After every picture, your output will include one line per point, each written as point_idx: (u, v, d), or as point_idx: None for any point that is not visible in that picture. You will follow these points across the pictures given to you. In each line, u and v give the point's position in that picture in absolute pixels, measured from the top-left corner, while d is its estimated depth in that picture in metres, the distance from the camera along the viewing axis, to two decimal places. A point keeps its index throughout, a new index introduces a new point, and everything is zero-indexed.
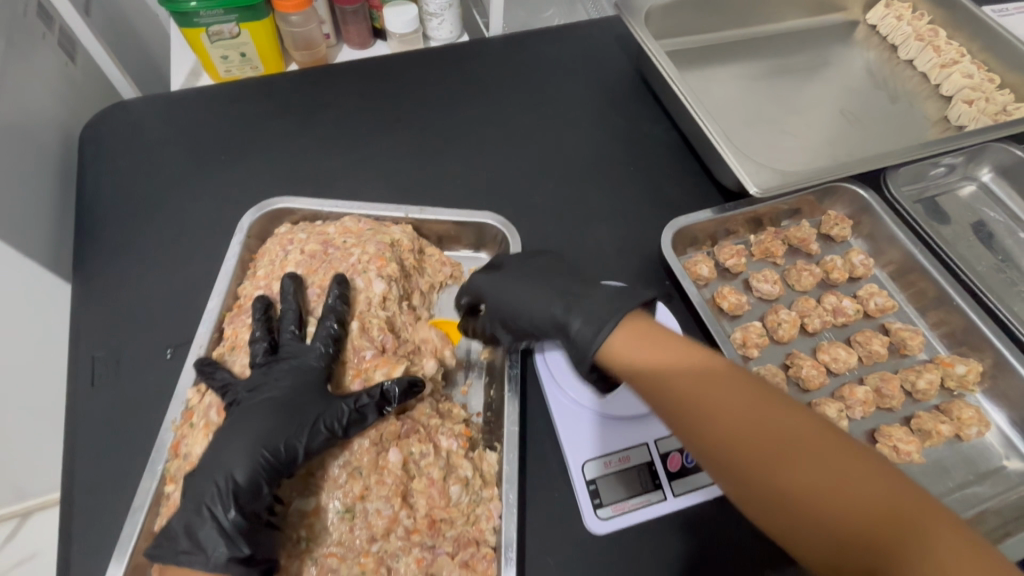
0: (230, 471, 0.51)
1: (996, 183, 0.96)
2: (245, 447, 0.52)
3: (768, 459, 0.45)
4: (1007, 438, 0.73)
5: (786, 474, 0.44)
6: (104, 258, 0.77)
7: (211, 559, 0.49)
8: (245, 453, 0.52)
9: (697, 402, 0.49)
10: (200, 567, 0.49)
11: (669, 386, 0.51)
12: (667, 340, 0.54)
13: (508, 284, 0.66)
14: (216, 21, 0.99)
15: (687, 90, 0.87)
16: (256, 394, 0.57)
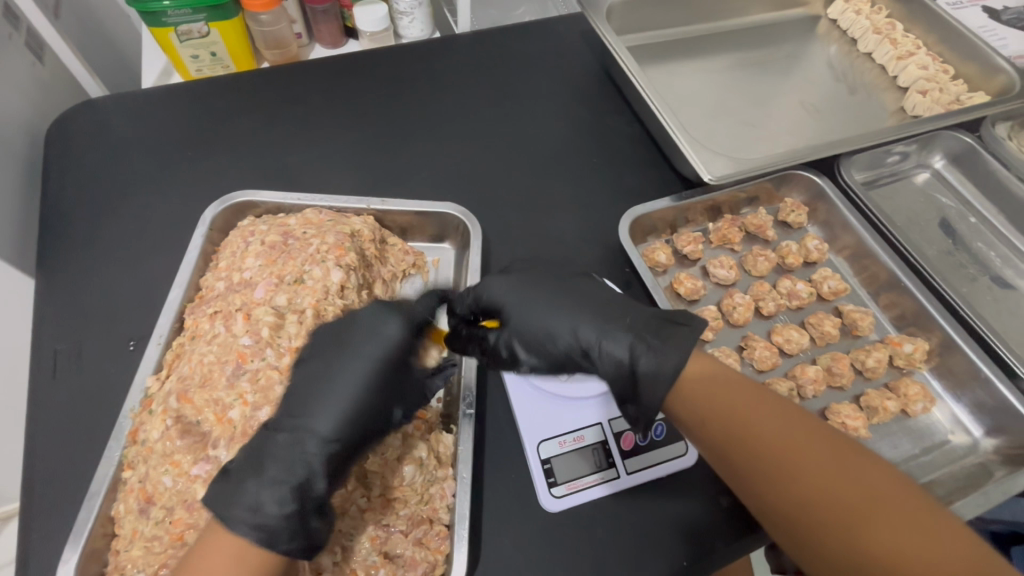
0: (323, 435, 0.50)
1: (948, 170, 0.99)
2: (341, 415, 0.51)
3: (839, 517, 0.47)
4: (953, 414, 0.76)
5: (804, 495, 0.48)
6: (70, 254, 0.77)
7: (271, 523, 0.46)
8: (341, 420, 0.51)
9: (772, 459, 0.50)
10: (252, 529, 0.46)
11: (743, 438, 0.51)
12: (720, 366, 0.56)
13: (523, 295, 0.63)
14: (185, 20, 0.99)
15: (645, 83, 0.89)
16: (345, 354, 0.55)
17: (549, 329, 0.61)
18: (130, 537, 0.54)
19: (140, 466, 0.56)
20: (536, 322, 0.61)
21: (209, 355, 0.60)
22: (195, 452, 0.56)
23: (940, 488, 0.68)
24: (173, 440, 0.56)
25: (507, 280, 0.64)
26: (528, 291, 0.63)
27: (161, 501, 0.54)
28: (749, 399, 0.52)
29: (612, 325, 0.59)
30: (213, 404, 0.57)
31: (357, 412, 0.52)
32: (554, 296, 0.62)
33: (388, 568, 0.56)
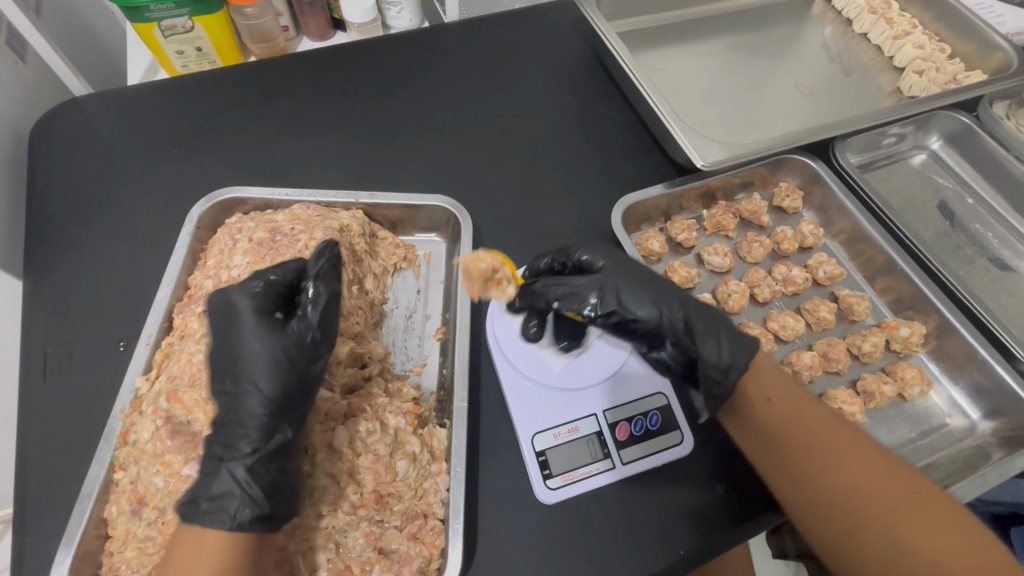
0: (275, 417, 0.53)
1: (945, 151, 0.98)
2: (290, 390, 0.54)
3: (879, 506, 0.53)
4: (952, 398, 0.75)
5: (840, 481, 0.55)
6: (58, 255, 0.77)
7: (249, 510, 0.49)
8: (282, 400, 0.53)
9: (813, 464, 0.57)
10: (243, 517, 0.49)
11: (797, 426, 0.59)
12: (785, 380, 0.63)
13: (628, 265, 0.64)
14: (169, 15, 0.97)
15: (637, 69, 0.87)
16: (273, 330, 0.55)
17: (647, 303, 0.61)
18: (123, 538, 0.54)
19: (131, 467, 0.56)
20: (640, 293, 0.61)
21: (198, 355, 0.60)
22: (185, 452, 0.56)
23: (938, 472, 0.68)
24: (164, 440, 0.56)
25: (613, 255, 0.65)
26: (633, 269, 0.64)
27: (153, 502, 0.54)
28: (800, 402, 0.61)
29: (694, 311, 0.63)
30: (203, 404, 0.57)
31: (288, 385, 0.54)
32: (648, 275, 0.64)
33: (383, 564, 0.55)
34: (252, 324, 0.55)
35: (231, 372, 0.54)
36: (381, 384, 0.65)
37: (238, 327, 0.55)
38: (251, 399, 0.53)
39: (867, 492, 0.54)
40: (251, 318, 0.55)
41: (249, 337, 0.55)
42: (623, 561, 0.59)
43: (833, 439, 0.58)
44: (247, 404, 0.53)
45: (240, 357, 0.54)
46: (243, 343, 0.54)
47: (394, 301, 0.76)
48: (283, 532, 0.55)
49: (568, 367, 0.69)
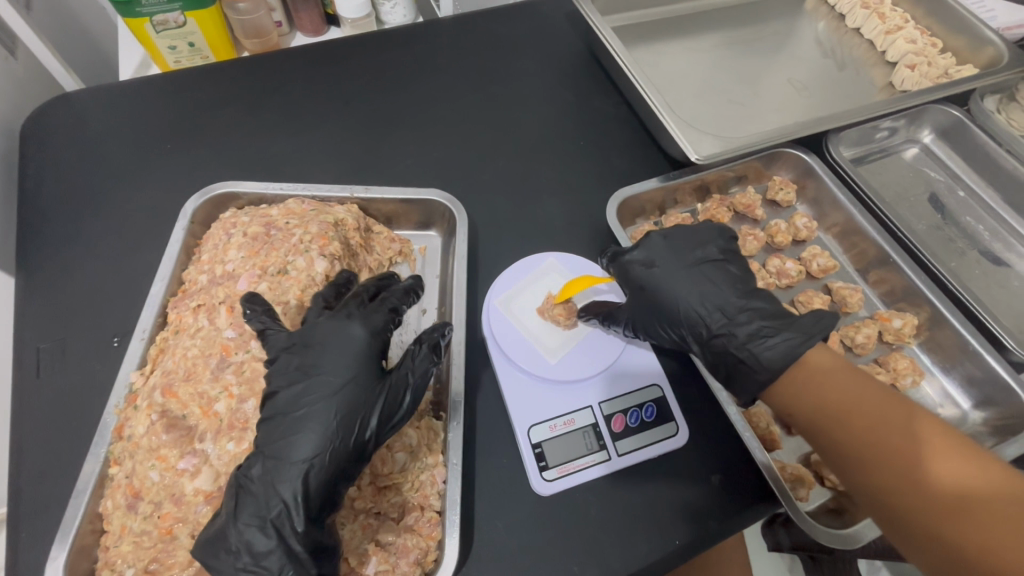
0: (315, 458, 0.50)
1: (937, 144, 0.98)
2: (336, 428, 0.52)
3: (931, 503, 0.48)
4: (943, 389, 0.76)
5: (879, 476, 0.51)
6: (50, 252, 0.76)
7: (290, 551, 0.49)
8: (325, 438, 0.51)
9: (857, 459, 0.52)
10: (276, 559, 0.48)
11: (828, 423, 0.55)
12: (825, 363, 0.57)
13: (661, 275, 0.66)
14: (161, 10, 0.96)
15: (631, 63, 0.88)
16: (332, 366, 0.54)
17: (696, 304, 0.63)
18: (118, 532, 0.54)
19: (126, 462, 0.56)
20: (688, 294, 0.64)
21: (193, 349, 0.59)
22: (181, 445, 0.56)
23: None
24: (159, 434, 0.56)
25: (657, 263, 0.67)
26: (679, 270, 0.66)
27: (148, 496, 0.54)
28: (835, 391, 0.55)
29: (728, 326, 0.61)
30: (197, 398, 0.57)
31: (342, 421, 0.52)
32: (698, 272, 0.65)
33: (380, 556, 0.55)
34: (339, 335, 0.56)
35: (296, 405, 0.53)
36: None
37: (326, 344, 0.56)
38: (314, 435, 0.51)
39: (927, 488, 0.49)
40: (334, 330, 0.56)
41: (329, 354, 0.55)
42: (619, 552, 0.60)
43: (884, 424, 0.52)
44: (296, 444, 0.51)
45: (325, 377, 0.54)
46: (327, 364, 0.54)
47: None
48: None
49: (564, 360, 0.69)
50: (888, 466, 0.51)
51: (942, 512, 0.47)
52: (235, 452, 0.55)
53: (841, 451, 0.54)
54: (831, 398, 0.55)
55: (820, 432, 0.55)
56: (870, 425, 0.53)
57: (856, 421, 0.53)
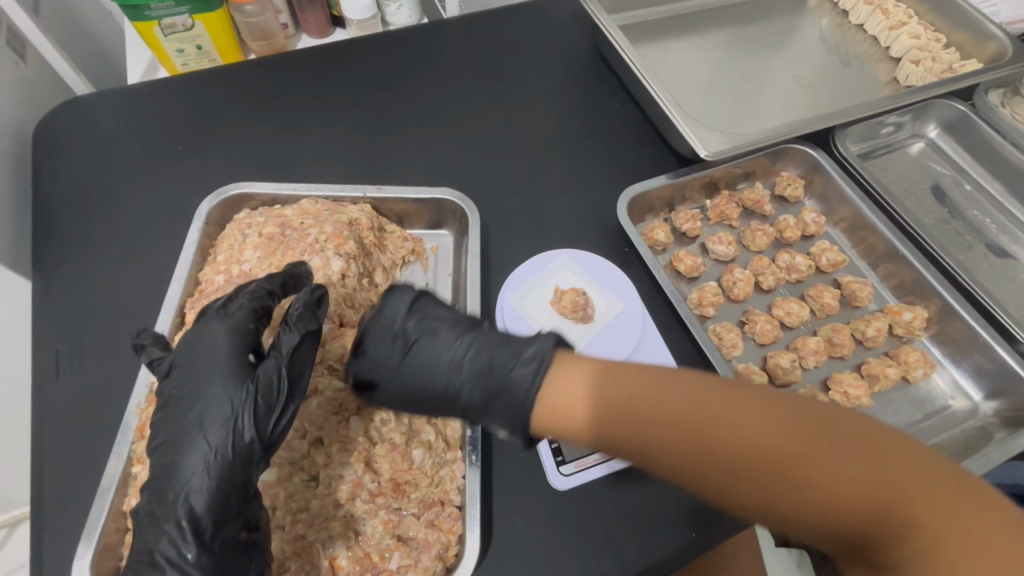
0: (194, 480, 0.47)
1: (942, 138, 0.99)
2: (203, 444, 0.48)
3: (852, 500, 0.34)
4: (954, 380, 0.77)
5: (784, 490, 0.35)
6: (65, 254, 0.77)
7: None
8: (200, 457, 0.48)
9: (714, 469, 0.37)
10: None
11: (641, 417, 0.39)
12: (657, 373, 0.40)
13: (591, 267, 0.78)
14: (169, 13, 0.96)
15: (639, 61, 0.88)
16: (199, 374, 0.51)
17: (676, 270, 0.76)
18: None
19: (150, 461, 0.57)
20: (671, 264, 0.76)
21: None
22: None
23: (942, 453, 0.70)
24: None
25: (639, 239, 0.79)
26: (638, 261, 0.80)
27: None
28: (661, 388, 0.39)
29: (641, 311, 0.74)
30: None
31: (211, 436, 0.48)
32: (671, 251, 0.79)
33: (403, 551, 0.56)
34: (206, 339, 0.53)
35: (172, 426, 0.50)
36: None
37: (192, 353, 0.52)
38: (194, 456, 0.48)
39: (853, 488, 0.34)
40: (200, 339, 0.53)
41: (190, 367, 0.51)
42: (638, 545, 0.60)
43: (742, 411, 0.37)
44: (179, 470, 0.48)
45: (197, 391, 0.50)
46: (195, 375, 0.51)
47: None
48: (301, 522, 0.55)
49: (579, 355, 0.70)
50: (797, 478, 0.34)
51: (926, 515, 0.33)
52: None
53: (687, 454, 0.37)
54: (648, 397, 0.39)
55: (660, 442, 0.38)
56: (716, 425, 0.37)
57: (644, 408, 0.39)
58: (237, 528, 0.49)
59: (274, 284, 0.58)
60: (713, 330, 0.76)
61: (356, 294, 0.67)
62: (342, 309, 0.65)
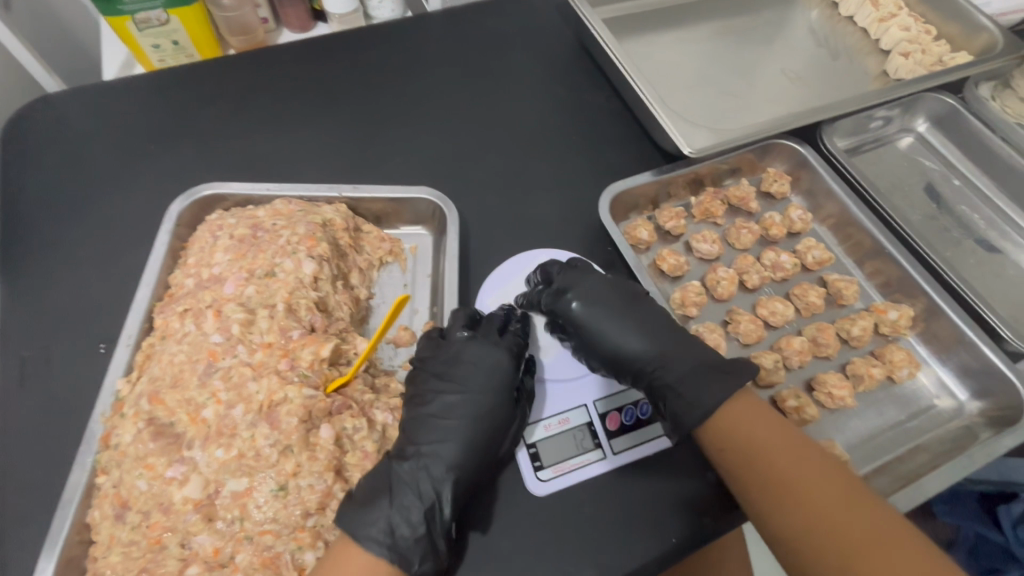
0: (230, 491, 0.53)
1: (931, 133, 0.98)
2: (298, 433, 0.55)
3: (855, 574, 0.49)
4: (940, 379, 0.76)
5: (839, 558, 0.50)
6: (33, 257, 0.75)
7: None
8: (241, 469, 0.53)
9: (779, 506, 0.54)
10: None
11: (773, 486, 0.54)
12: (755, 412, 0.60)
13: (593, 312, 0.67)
14: (143, 8, 0.93)
15: (622, 56, 0.86)
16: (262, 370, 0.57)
17: (625, 340, 0.65)
18: (108, 543, 0.53)
19: (114, 471, 0.55)
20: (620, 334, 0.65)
21: (180, 355, 0.58)
22: (169, 453, 0.54)
23: (925, 454, 0.69)
24: (146, 442, 0.55)
25: (585, 275, 0.70)
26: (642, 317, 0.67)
27: (137, 506, 0.53)
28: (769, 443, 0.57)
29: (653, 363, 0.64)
30: (185, 404, 0.56)
31: (311, 422, 0.56)
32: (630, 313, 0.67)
33: None
34: (468, 350, 0.64)
35: (209, 441, 0.54)
36: (366, 380, 0.63)
37: (455, 364, 0.63)
38: (491, 439, 0.59)
39: (853, 524, 0.51)
40: (481, 352, 0.63)
41: (486, 376, 0.62)
42: (616, 550, 0.59)
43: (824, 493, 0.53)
44: (444, 457, 0.58)
45: (457, 390, 0.62)
46: (470, 383, 0.62)
47: (380, 298, 0.75)
48: (269, 534, 0.52)
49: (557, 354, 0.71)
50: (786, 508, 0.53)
51: (888, 545, 0.49)
52: (224, 459, 0.54)
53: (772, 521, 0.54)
54: (773, 456, 0.56)
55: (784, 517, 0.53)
56: (791, 478, 0.55)
57: (762, 461, 0.56)
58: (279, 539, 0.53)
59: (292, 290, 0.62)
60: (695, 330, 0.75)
61: (329, 298, 0.66)
62: (314, 313, 0.62)
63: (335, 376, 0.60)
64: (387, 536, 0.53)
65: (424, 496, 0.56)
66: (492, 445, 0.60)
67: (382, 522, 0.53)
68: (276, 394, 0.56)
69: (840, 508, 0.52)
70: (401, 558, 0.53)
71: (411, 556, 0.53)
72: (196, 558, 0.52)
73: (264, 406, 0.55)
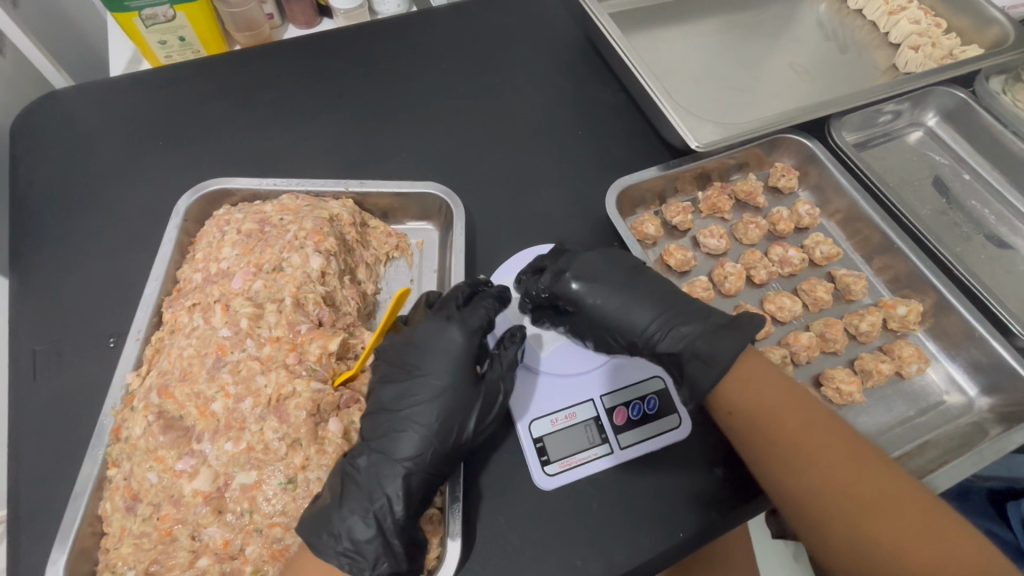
0: (241, 483, 0.53)
1: (941, 127, 0.97)
2: (298, 430, 0.55)
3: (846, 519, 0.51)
4: (949, 375, 0.75)
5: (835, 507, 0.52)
6: (42, 252, 0.75)
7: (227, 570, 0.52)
8: (252, 463, 0.54)
9: (779, 467, 0.55)
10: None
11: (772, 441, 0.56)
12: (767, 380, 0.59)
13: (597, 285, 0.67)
14: (150, 4, 0.94)
15: (629, 49, 0.86)
16: (269, 367, 0.57)
17: (627, 315, 0.65)
18: (119, 534, 0.54)
19: (124, 464, 0.56)
20: (627, 312, 0.65)
21: (189, 349, 0.59)
22: (179, 446, 0.55)
23: (934, 450, 0.68)
24: (156, 435, 0.55)
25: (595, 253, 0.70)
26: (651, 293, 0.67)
27: (148, 498, 0.54)
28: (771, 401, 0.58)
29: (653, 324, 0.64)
30: (195, 398, 0.56)
31: (310, 419, 0.55)
32: (634, 283, 0.67)
33: None
34: (422, 331, 0.62)
35: (221, 434, 0.55)
36: (373, 374, 0.64)
37: (410, 349, 0.61)
38: (447, 423, 0.57)
39: (849, 492, 0.52)
40: (434, 334, 0.61)
41: (441, 356, 0.60)
42: (623, 545, 0.59)
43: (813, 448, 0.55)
44: (398, 450, 0.56)
45: (415, 374, 0.60)
46: (428, 365, 0.60)
47: (385, 292, 0.75)
48: (278, 526, 0.53)
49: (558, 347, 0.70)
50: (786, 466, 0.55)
51: (885, 516, 0.50)
52: (233, 452, 0.54)
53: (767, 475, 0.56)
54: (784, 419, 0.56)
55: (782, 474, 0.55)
56: (800, 443, 0.55)
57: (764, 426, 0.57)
58: (285, 532, 0.53)
59: (304, 288, 0.63)
60: None
61: (337, 292, 0.66)
62: (322, 307, 0.63)
63: (343, 370, 0.61)
64: (338, 542, 0.51)
65: (381, 496, 0.54)
66: (451, 429, 0.57)
67: (333, 529, 0.51)
68: (284, 387, 0.56)
69: (839, 476, 0.53)
70: (355, 561, 0.52)
71: (364, 560, 0.52)
72: (206, 550, 0.52)
73: (273, 400, 0.55)
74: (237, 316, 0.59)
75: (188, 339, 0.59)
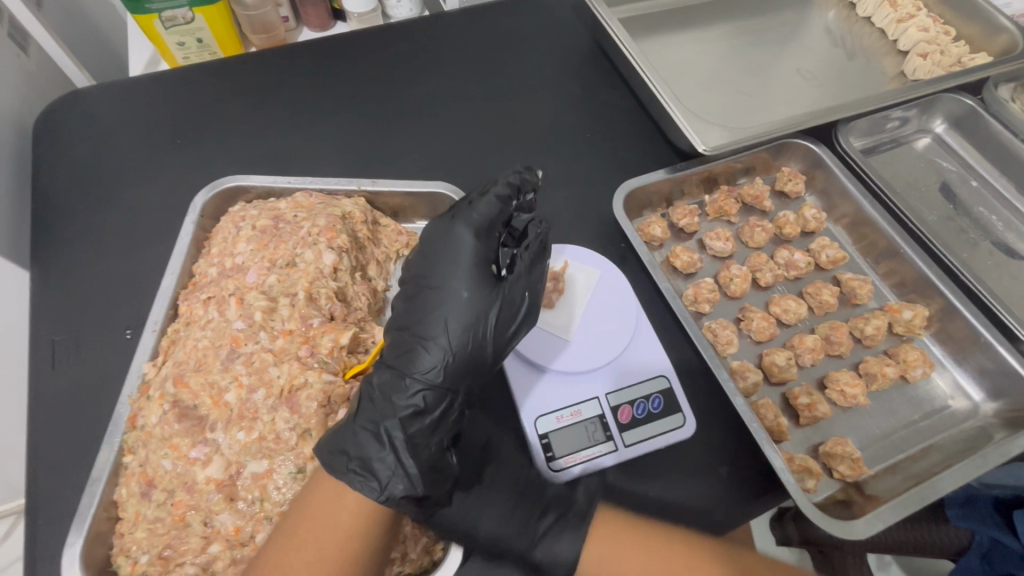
0: (254, 473, 0.55)
1: (950, 133, 0.97)
2: (313, 419, 0.56)
3: None
4: (956, 381, 0.75)
5: None
6: (62, 246, 0.77)
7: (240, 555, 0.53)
8: (264, 453, 0.55)
9: None
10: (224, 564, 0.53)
11: None
12: None
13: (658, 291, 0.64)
14: (170, 6, 0.96)
15: (638, 54, 0.87)
16: (280, 360, 0.58)
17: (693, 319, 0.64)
18: (134, 519, 0.55)
19: (140, 451, 0.57)
20: None
21: (204, 340, 0.60)
22: (193, 435, 0.56)
23: (938, 454, 0.69)
24: (171, 424, 0.57)
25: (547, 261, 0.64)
26: None
27: (162, 484, 0.55)
28: None
29: None
30: (209, 388, 0.58)
31: (324, 411, 0.57)
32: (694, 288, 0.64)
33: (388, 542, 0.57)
34: (432, 244, 0.61)
35: (233, 424, 0.56)
36: None
37: (425, 263, 0.61)
38: (471, 331, 0.57)
39: None
40: (445, 240, 0.61)
41: (454, 267, 0.60)
42: None
43: None
44: (417, 367, 0.56)
45: (431, 285, 0.60)
46: (443, 274, 0.60)
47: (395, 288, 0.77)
48: None
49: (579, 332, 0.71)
50: None
51: None
52: (245, 442, 0.55)
53: None
54: None
55: None
56: None
57: None
58: None
59: (316, 284, 0.64)
60: (707, 328, 0.75)
61: (347, 288, 0.67)
62: (334, 302, 0.64)
63: (354, 364, 0.62)
64: (352, 458, 0.52)
65: (398, 410, 0.54)
66: (471, 335, 0.57)
67: (350, 444, 0.52)
68: (297, 378, 0.57)
69: None
70: (367, 479, 0.51)
71: (376, 476, 0.52)
72: (217, 536, 0.54)
73: (285, 391, 0.57)
74: (249, 310, 0.60)
75: (202, 331, 0.61)
